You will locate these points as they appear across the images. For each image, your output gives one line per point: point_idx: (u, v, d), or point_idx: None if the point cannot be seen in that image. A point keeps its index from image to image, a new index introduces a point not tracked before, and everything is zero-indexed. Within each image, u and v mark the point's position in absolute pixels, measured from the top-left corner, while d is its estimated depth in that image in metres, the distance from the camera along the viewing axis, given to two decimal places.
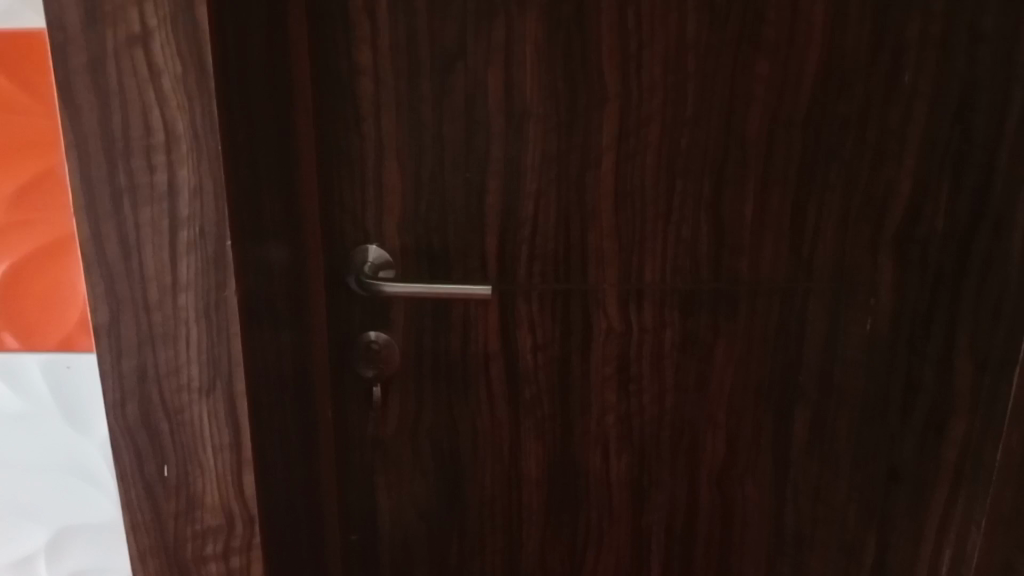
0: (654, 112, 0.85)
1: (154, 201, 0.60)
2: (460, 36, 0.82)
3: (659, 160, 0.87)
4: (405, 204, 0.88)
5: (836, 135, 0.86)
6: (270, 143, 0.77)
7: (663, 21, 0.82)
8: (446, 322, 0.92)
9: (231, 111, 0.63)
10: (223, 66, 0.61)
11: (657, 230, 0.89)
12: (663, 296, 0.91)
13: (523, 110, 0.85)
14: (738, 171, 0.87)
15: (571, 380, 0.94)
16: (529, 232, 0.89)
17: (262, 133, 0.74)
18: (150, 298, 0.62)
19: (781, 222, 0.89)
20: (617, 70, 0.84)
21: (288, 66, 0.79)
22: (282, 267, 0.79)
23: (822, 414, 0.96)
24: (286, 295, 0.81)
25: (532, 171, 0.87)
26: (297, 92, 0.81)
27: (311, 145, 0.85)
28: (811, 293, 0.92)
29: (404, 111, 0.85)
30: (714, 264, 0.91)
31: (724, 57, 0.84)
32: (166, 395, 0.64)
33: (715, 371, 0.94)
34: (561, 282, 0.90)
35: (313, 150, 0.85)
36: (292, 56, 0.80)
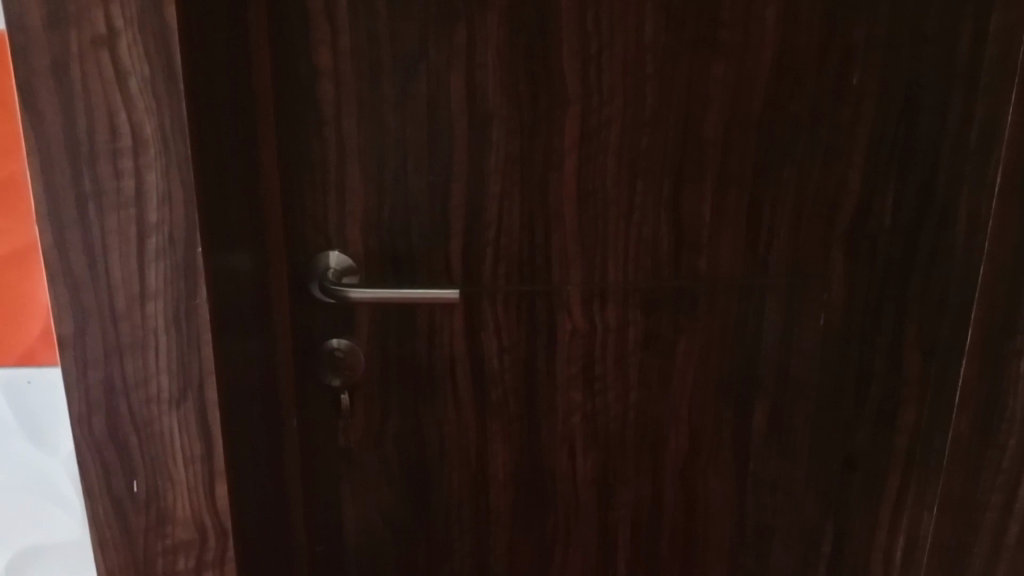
0: (615, 113, 0.86)
1: (122, 208, 0.58)
2: (422, 39, 0.82)
3: (620, 161, 0.88)
4: (368, 207, 0.87)
5: (790, 134, 0.89)
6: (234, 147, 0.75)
7: (622, 24, 0.84)
8: (411, 326, 0.91)
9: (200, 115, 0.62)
10: (192, 68, 0.60)
11: (618, 230, 0.90)
12: (625, 295, 0.92)
13: (486, 112, 0.85)
14: (696, 171, 0.89)
15: (537, 381, 0.94)
16: (493, 234, 0.89)
17: (226, 137, 0.72)
18: (117, 307, 0.60)
19: (739, 220, 0.91)
20: (578, 72, 0.85)
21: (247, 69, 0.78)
22: (244, 275, 0.78)
23: (780, 407, 0.99)
24: (249, 303, 0.79)
25: (496, 173, 0.87)
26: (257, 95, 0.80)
27: (271, 149, 0.84)
28: (768, 289, 0.94)
29: (365, 114, 0.84)
30: (674, 263, 0.92)
31: (682, 59, 0.85)
32: (135, 407, 0.62)
33: (677, 368, 0.96)
34: (526, 283, 0.91)
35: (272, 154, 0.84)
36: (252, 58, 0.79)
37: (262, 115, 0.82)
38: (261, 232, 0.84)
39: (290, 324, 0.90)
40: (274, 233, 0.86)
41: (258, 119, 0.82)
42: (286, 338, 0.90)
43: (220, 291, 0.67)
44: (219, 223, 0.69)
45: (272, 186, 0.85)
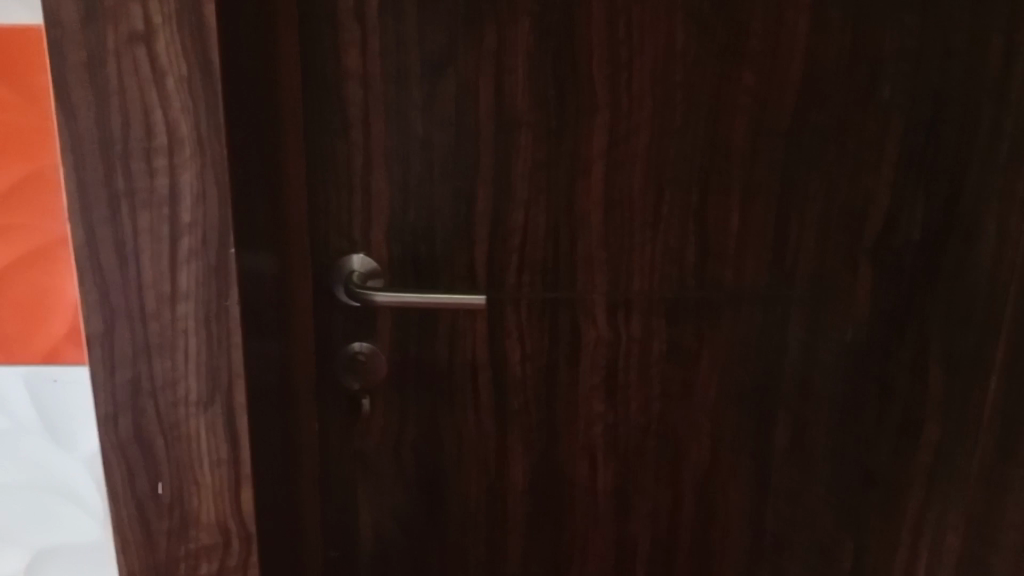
0: (643, 120, 0.86)
1: (154, 206, 0.57)
2: (450, 42, 0.82)
3: (646, 168, 0.87)
4: (393, 210, 0.86)
5: (818, 145, 0.88)
6: (264, 145, 0.74)
7: (652, 31, 0.83)
8: (432, 331, 0.90)
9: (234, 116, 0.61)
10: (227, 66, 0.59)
11: (644, 239, 0.89)
12: (649, 304, 0.91)
13: (513, 118, 0.84)
14: (724, 180, 0.88)
15: (558, 389, 0.93)
16: (517, 240, 0.88)
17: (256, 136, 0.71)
18: (147, 307, 0.59)
19: (766, 231, 0.90)
20: (607, 79, 0.84)
21: (276, 69, 0.77)
22: (268, 276, 0.77)
23: (802, 420, 0.97)
24: (271, 305, 0.78)
25: (521, 179, 0.86)
26: (285, 95, 0.79)
27: (297, 150, 0.83)
28: (792, 300, 0.93)
29: (392, 116, 0.83)
30: (699, 272, 0.91)
31: (712, 67, 0.84)
32: (161, 408, 0.61)
33: (698, 379, 0.95)
34: (549, 290, 0.90)
35: (298, 155, 0.83)
36: (281, 58, 0.78)
37: (290, 115, 0.81)
38: (287, 233, 0.83)
39: (313, 327, 0.89)
40: (300, 235, 0.85)
41: (286, 119, 0.81)
42: (307, 341, 0.88)
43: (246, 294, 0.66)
44: (247, 224, 0.68)
45: (298, 188, 0.84)
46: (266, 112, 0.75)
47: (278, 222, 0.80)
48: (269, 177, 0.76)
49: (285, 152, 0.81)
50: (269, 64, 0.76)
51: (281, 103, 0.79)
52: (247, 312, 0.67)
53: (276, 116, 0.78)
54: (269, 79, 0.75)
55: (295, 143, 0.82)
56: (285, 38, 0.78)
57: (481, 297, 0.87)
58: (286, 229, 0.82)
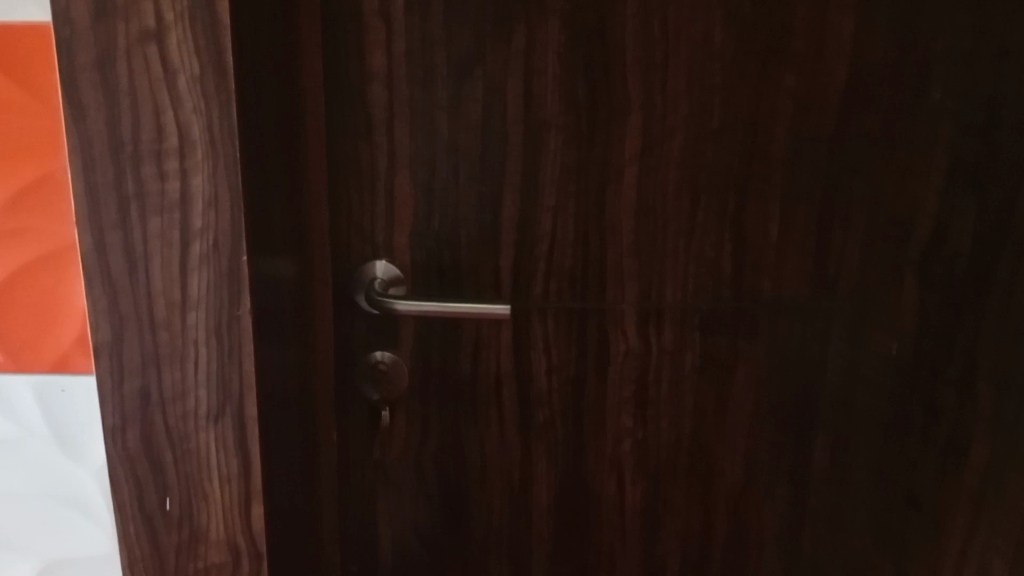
0: (679, 124, 0.82)
1: (165, 211, 0.55)
2: (478, 42, 0.79)
3: (681, 174, 0.83)
4: (417, 216, 0.83)
5: (862, 151, 0.84)
6: (282, 149, 0.71)
7: (688, 31, 0.79)
8: (456, 341, 0.87)
9: (251, 118, 0.59)
10: (244, 66, 0.57)
11: (677, 248, 0.86)
12: (681, 316, 0.88)
13: (542, 120, 0.81)
14: (763, 187, 0.84)
15: (585, 403, 0.90)
16: (545, 247, 0.85)
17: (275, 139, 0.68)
18: (157, 316, 0.57)
19: (807, 241, 0.86)
20: (640, 81, 0.81)
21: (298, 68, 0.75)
22: (287, 284, 0.74)
23: (843, 439, 0.93)
24: (290, 313, 0.75)
25: (550, 184, 0.83)
26: (307, 95, 0.77)
27: (319, 153, 0.80)
28: (833, 314, 0.89)
29: (417, 118, 0.80)
30: (735, 284, 0.87)
31: (751, 69, 0.80)
32: (171, 421, 0.59)
33: (733, 395, 0.91)
34: (578, 300, 0.86)
35: (320, 158, 0.80)
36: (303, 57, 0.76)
37: (312, 117, 0.78)
38: (309, 239, 0.80)
39: (333, 335, 0.86)
40: (321, 241, 0.82)
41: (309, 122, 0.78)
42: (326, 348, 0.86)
43: (262, 304, 0.64)
44: (264, 230, 0.65)
45: (320, 191, 0.81)
46: (286, 113, 0.72)
47: (299, 227, 0.77)
48: (290, 180, 0.73)
49: (306, 155, 0.79)
50: (290, 65, 0.73)
51: (302, 104, 0.76)
52: (263, 322, 0.65)
53: (296, 118, 0.75)
54: (290, 80, 0.73)
55: (317, 145, 0.79)
56: (308, 37, 0.75)
57: (506, 306, 0.84)
58: (306, 235, 0.79)
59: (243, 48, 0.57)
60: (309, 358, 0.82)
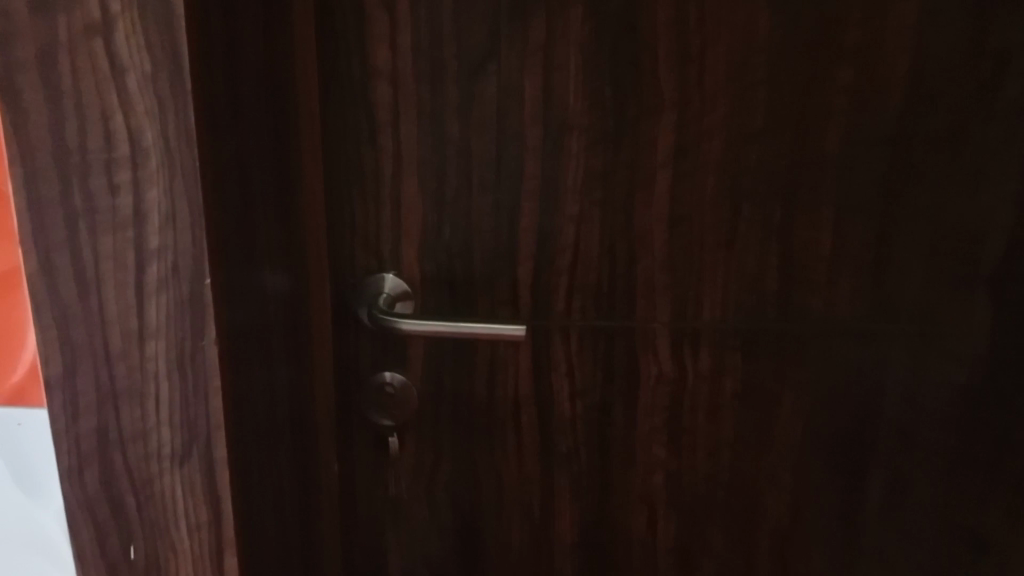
0: (717, 124, 0.73)
1: (118, 229, 0.48)
2: (492, 34, 0.71)
3: (720, 180, 0.74)
4: (426, 226, 0.76)
5: (928, 153, 0.74)
6: (266, 157, 0.63)
7: (729, 20, 0.70)
8: (470, 363, 0.79)
9: (221, 124, 0.52)
10: (209, 63, 0.50)
11: (715, 263, 0.77)
12: (720, 338, 0.79)
13: (564, 120, 0.73)
14: (813, 195, 0.75)
15: (612, 431, 0.81)
16: (568, 260, 0.77)
17: (257, 145, 0.61)
18: (112, 347, 0.51)
19: (863, 255, 0.76)
20: (674, 76, 0.72)
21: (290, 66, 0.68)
22: (278, 305, 0.67)
23: (901, 477, 0.83)
24: (282, 335, 0.68)
25: (572, 191, 0.75)
26: (303, 95, 0.70)
27: (316, 157, 0.73)
28: (893, 338, 0.79)
29: (425, 119, 0.73)
30: (782, 302, 0.78)
31: (800, 62, 0.71)
32: (132, 462, 0.53)
33: (777, 425, 0.81)
34: (604, 319, 0.78)
35: (317, 162, 0.73)
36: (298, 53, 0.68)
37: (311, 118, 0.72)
38: (306, 252, 0.73)
39: (333, 355, 0.79)
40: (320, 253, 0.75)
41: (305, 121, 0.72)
42: (331, 368, 0.79)
43: (238, 332, 0.56)
44: (246, 249, 0.58)
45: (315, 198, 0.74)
46: (277, 115, 0.66)
47: (292, 238, 0.70)
48: (280, 188, 0.66)
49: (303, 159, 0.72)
50: (286, 61, 0.66)
51: (300, 105, 0.69)
52: (243, 353, 0.58)
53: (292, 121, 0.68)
54: (285, 77, 0.66)
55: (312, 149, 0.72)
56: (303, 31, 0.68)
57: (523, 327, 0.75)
58: (302, 249, 0.72)
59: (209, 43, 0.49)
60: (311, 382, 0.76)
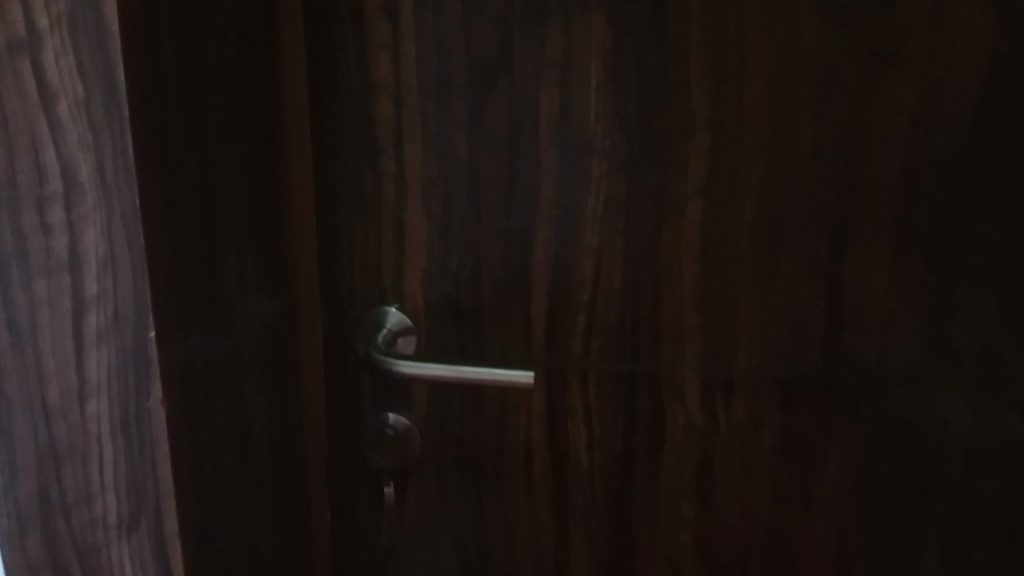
0: (756, 148, 0.64)
1: (53, 273, 0.42)
2: (504, 44, 0.63)
3: (760, 212, 0.66)
4: (432, 256, 0.69)
5: (1003, 183, 0.64)
6: (236, 181, 0.57)
7: (772, 30, 0.62)
8: (479, 405, 0.72)
9: (169, 149, 0.46)
10: (152, 85, 0.44)
11: (752, 302, 0.68)
12: (759, 386, 0.70)
13: (584, 141, 0.65)
14: (867, 229, 0.66)
15: (634, 483, 0.74)
16: (587, 296, 0.69)
17: (225, 167, 0.55)
18: (51, 404, 0.44)
19: (922, 296, 0.67)
20: (707, 92, 0.63)
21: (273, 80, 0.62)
22: (253, 344, 0.61)
23: (962, 548, 0.73)
24: (260, 373, 0.62)
25: (592, 220, 0.67)
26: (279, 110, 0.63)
27: (302, 179, 0.67)
28: (958, 392, 0.69)
29: (431, 139, 0.66)
30: (829, 349, 0.69)
31: (854, 78, 0.62)
32: (76, 532, 0.47)
33: (820, 483, 0.73)
34: (626, 362, 0.71)
35: (306, 183, 0.67)
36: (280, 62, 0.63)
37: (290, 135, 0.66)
38: (288, 282, 0.67)
39: (318, 391, 0.72)
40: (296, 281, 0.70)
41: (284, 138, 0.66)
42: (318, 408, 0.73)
43: (194, 382, 0.50)
44: (205, 288, 0.52)
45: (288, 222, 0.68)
46: (253, 134, 0.60)
47: (275, 265, 0.64)
48: (258, 213, 0.61)
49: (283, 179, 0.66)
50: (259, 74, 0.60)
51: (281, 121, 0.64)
52: (201, 405, 0.51)
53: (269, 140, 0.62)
54: (259, 92, 0.60)
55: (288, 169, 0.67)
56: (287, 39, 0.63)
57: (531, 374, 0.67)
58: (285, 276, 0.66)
59: (150, 62, 0.43)
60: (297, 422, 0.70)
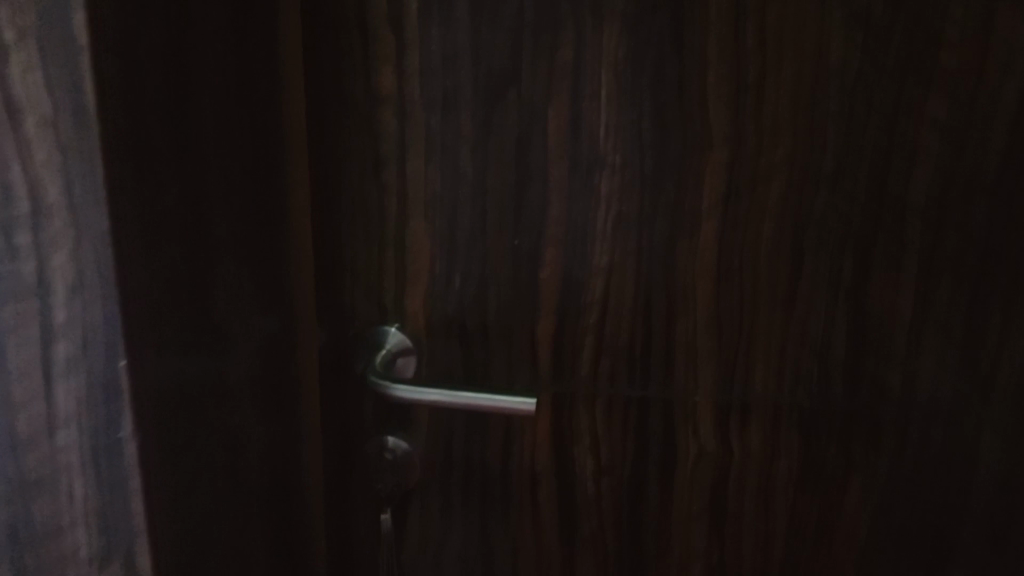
0: (779, 165, 0.61)
1: (20, 295, 0.39)
2: (513, 55, 0.60)
3: (781, 231, 0.62)
4: (434, 275, 0.66)
5: None
6: (237, 200, 0.55)
7: (797, 40, 0.58)
8: (483, 429, 0.69)
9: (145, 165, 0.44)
10: (128, 102, 0.41)
11: (771, 326, 0.64)
12: (778, 414, 0.67)
13: (594, 155, 0.62)
14: (893, 251, 0.62)
15: (644, 512, 0.71)
16: (597, 318, 0.66)
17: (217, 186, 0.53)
18: (18, 435, 0.41)
19: (952, 323, 0.63)
20: (727, 105, 0.60)
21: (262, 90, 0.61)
22: (244, 369, 0.58)
23: None
24: (253, 399, 0.60)
25: (603, 239, 0.64)
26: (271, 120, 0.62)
27: (297, 193, 0.65)
28: (984, 422, 0.65)
29: (434, 153, 0.63)
30: (852, 378, 0.65)
31: (882, 92, 0.58)
32: (46, 566, 0.44)
33: (840, 516, 0.69)
34: (636, 386, 0.67)
35: (301, 196, 0.65)
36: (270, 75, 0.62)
37: (283, 149, 0.64)
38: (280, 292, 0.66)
39: (309, 412, 0.70)
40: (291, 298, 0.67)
41: (279, 153, 0.64)
42: (311, 429, 0.71)
43: (177, 412, 0.48)
44: (189, 311, 0.50)
45: (283, 239, 0.66)
46: (247, 151, 0.57)
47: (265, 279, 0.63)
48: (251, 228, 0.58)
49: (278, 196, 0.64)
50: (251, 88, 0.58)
51: (270, 134, 0.63)
52: (183, 436, 0.49)
53: (259, 157, 0.60)
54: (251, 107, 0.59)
55: (283, 184, 0.65)
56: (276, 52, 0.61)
57: (532, 400, 0.65)
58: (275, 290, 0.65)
59: (127, 80, 0.41)
60: (285, 442, 0.68)
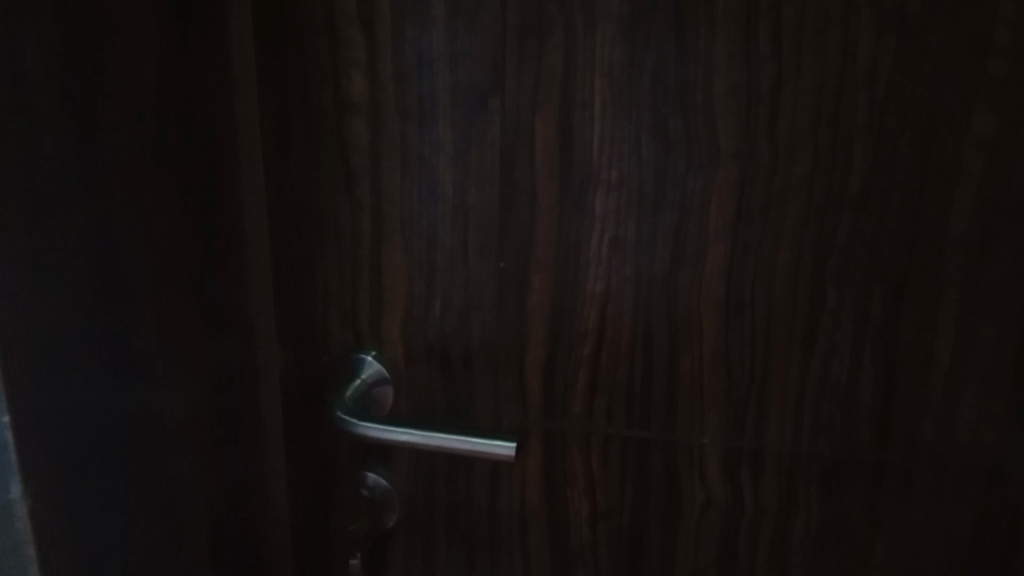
0: (797, 186, 0.53)
1: None
2: (495, 60, 0.54)
3: (798, 260, 0.55)
4: (413, 300, 0.60)
5: None
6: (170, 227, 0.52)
7: (818, 44, 0.50)
8: (467, 468, 0.63)
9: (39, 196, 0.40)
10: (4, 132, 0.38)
11: (787, 366, 0.57)
12: (794, 462, 0.59)
13: (587, 172, 0.55)
14: (929, 284, 0.54)
15: (645, 562, 0.64)
16: (591, 352, 0.59)
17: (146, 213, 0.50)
18: None
19: (998, 367, 0.55)
20: (737, 118, 0.52)
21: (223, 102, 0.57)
22: (186, 403, 0.55)
23: None
24: (200, 433, 0.57)
25: (597, 265, 0.57)
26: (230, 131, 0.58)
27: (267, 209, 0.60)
28: None
29: (411, 168, 0.57)
30: (879, 425, 0.58)
31: (918, 103, 0.51)
32: None
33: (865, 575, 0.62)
34: (635, 427, 0.61)
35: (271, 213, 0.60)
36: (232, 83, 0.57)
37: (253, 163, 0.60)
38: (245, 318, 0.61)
39: (285, 438, 0.66)
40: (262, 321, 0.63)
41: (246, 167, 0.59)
42: (287, 458, 0.66)
43: (89, 467, 0.45)
44: (109, 354, 0.46)
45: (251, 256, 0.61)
46: (195, 172, 0.55)
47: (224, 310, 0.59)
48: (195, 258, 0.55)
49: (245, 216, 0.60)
50: (209, 113, 0.56)
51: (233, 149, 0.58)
52: (99, 485, 0.46)
53: (221, 175, 0.57)
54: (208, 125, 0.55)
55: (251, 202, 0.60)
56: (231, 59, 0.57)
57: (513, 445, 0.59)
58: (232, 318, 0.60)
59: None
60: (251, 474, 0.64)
